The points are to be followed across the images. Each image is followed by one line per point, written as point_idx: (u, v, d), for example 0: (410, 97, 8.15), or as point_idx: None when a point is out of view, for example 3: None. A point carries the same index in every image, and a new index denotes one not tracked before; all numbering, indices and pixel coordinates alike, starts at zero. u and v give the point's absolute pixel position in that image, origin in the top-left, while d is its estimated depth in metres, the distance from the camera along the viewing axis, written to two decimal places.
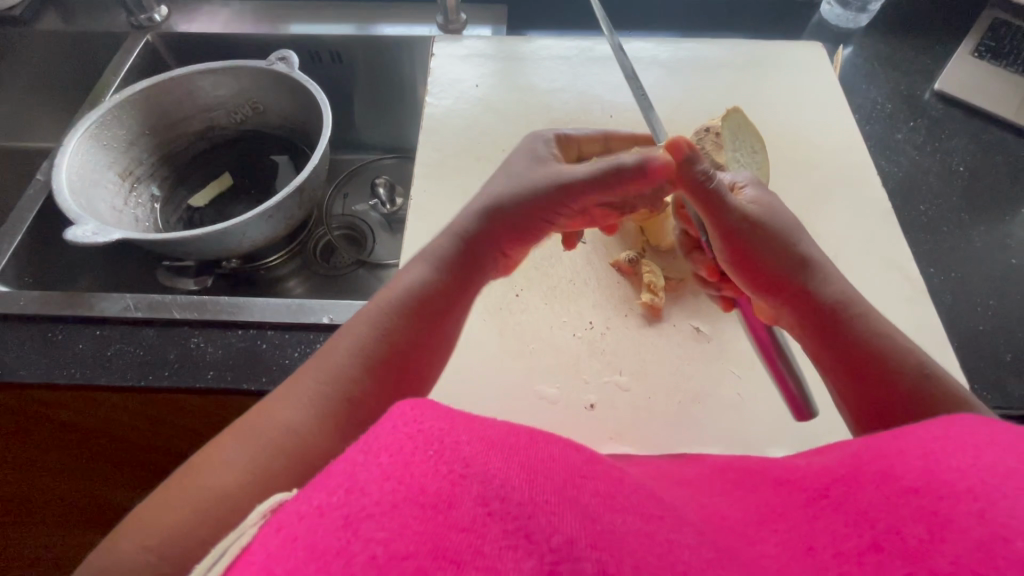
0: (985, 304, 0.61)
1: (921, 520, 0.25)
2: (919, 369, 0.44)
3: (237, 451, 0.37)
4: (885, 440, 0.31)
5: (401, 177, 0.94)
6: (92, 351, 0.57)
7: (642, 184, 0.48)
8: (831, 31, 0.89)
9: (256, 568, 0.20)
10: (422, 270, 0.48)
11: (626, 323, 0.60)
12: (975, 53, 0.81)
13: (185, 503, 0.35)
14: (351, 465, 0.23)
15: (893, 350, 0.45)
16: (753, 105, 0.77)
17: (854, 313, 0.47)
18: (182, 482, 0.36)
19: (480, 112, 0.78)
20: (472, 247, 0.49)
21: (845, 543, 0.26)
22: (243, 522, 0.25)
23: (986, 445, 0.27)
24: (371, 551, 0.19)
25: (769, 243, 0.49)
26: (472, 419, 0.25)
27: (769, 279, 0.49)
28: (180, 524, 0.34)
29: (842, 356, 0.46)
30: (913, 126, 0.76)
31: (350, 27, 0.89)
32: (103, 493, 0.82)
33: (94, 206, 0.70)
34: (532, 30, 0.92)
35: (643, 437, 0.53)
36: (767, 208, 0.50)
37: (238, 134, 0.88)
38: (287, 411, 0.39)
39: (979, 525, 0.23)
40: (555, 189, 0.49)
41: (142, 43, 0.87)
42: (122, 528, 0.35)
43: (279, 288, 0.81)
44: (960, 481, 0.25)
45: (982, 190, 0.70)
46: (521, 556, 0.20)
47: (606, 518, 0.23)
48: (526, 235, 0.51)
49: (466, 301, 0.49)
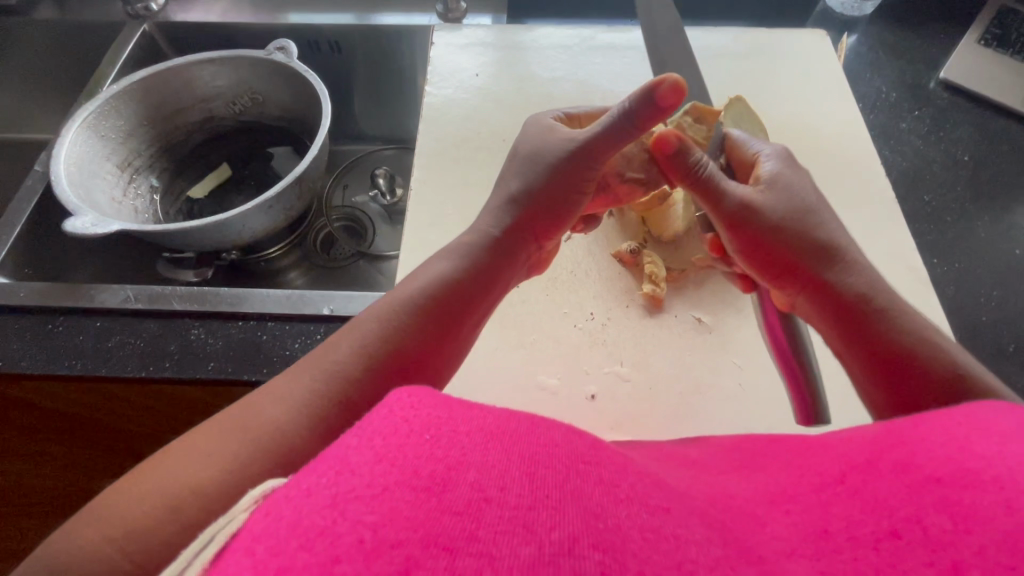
0: (988, 295, 0.61)
1: (944, 511, 0.25)
2: (951, 371, 0.41)
3: (219, 443, 0.36)
4: (902, 428, 0.31)
5: (400, 167, 0.94)
6: (92, 341, 0.57)
7: (667, 109, 0.46)
8: (836, 19, 0.88)
9: (241, 551, 0.20)
10: (445, 262, 0.48)
11: (627, 315, 0.60)
12: (981, 41, 0.80)
13: (158, 494, 0.34)
14: (345, 449, 0.23)
15: (922, 348, 0.42)
16: (757, 93, 0.76)
17: (881, 303, 0.45)
18: (157, 469, 0.35)
19: (481, 102, 0.77)
20: (510, 239, 0.52)
21: (861, 529, 0.26)
22: (236, 506, 0.24)
23: (1014, 434, 0.27)
24: (359, 535, 0.19)
25: (779, 230, 0.48)
26: (469, 408, 0.26)
27: (778, 265, 0.49)
28: (150, 514, 0.33)
29: (859, 348, 0.45)
30: (917, 115, 0.76)
31: (350, 16, 0.88)
32: (106, 482, 0.83)
33: (93, 197, 0.70)
34: (532, 18, 0.91)
35: (644, 427, 0.53)
36: (781, 192, 0.50)
37: (236, 126, 0.87)
38: (275, 404, 0.39)
39: (1005, 515, 0.23)
40: (576, 159, 0.50)
41: (139, 32, 0.86)
42: (83, 517, 0.33)
43: (280, 279, 0.81)
44: (984, 470, 0.25)
45: (987, 180, 0.70)
46: (518, 542, 0.20)
47: (610, 514, 0.23)
48: (552, 211, 0.52)
49: (497, 291, 0.51)
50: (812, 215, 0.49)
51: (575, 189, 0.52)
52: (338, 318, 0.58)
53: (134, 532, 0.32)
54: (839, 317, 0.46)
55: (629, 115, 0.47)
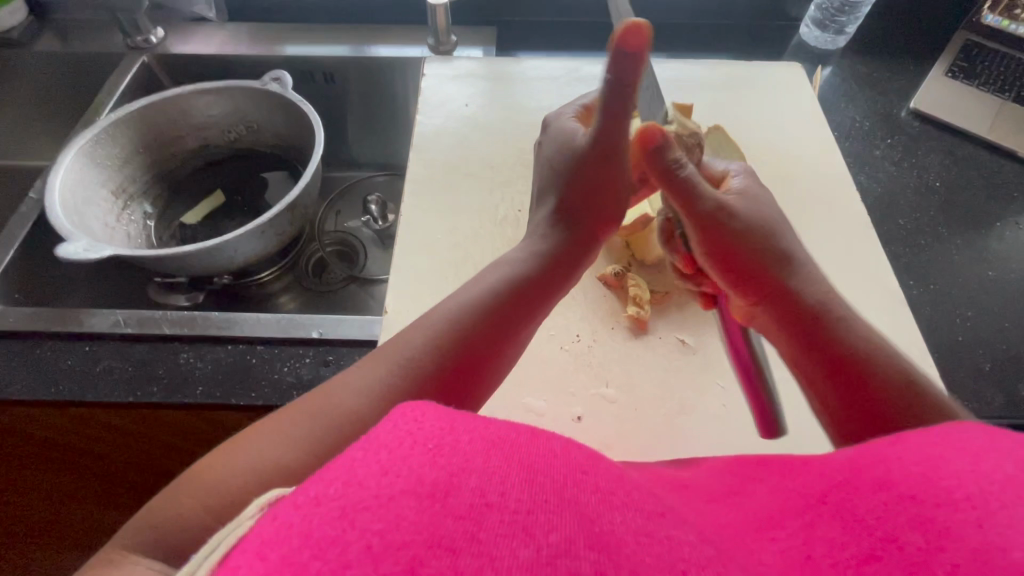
0: (963, 315, 0.63)
1: (919, 530, 0.25)
2: (912, 374, 0.43)
3: (302, 429, 0.38)
4: (880, 447, 0.32)
5: (392, 193, 0.95)
6: (81, 365, 0.57)
7: (647, 57, 0.43)
8: (811, 52, 0.92)
9: (250, 553, 0.20)
10: (512, 259, 0.51)
11: (613, 335, 0.61)
12: (948, 73, 0.84)
13: (248, 470, 0.35)
14: (351, 461, 0.23)
15: (880, 354, 0.44)
16: (736, 122, 0.79)
17: (837, 310, 0.47)
18: (246, 445, 0.37)
19: (470, 130, 0.79)
20: (565, 244, 0.53)
21: (842, 552, 0.26)
22: (243, 514, 0.24)
23: (988, 453, 0.28)
24: (366, 541, 0.20)
25: (744, 233, 0.51)
26: (473, 419, 0.26)
27: (743, 266, 0.51)
28: (241, 488, 0.34)
29: (822, 353, 0.46)
30: (890, 143, 0.79)
31: (344, 48, 0.91)
32: (88, 512, 0.81)
33: (86, 223, 0.70)
34: (520, 51, 0.94)
35: (632, 449, 0.54)
36: (748, 205, 0.52)
37: (232, 153, 0.89)
38: (353, 394, 0.39)
39: (977, 533, 0.24)
40: (607, 159, 0.51)
41: (138, 64, 0.88)
42: (181, 483, 0.35)
43: (270, 303, 0.82)
44: (957, 490, 0.26)
45: (959, 204, 0.72)
46: (518, 544, 0.21)
47: (604, 518, 0.23)
48: (599, 212, 0.54)
49: (540, 306, 0.50)
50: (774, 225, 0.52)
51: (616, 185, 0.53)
52: (327, 341, 0.59)
53: (222, 503, 0.34)
54: (802, 317, 0.48)
55: (618, 87, 0.45)
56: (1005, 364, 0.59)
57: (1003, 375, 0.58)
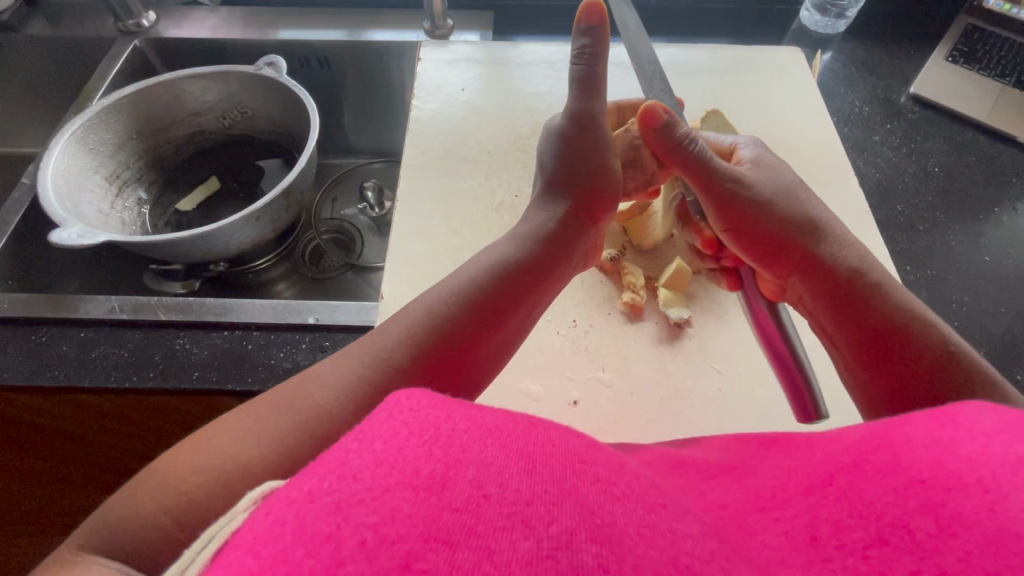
0: (959, 300, 0.63)
1: (929, 513, 0.24)
2: (943, 342, 0.42)
3: (267, 424, 0.37)
4: (888, 428, 0.31)
5: (389, 179, 0.95)
6: (76, 352, 0.57)
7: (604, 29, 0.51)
8: (811, 36, 0.91)
9: (241, 551, 0.19)
10: (512, 241, 0.51)
11: (610, 321, 0.61)
12: (948, 58, 0.84)
13: (210, 468, 0.35)
14: (345, 453, 0.22)
15: (914, 320, 0.43)
16: (736, 107, 0.79)
17: (874, 276, 0.47)
18: (212, 441, 0.36)
19: (467, 115, 0.78)
20: (553, 234, 0.52)
21: (850, 535, 0.25)
22: (235, 507, 0.23)
23: (998, 433, 0.26)
24: (361, 536, 0.19)
25: (762, 211, 0.51)
26: (469, 408, 0.26)
27: (762, 241, 0.52)
28: (204, 488, 0.34)
29: (860, 330, 0.46)
30: (890, 128, 0.78)
31: (340, 32, 0.90)
32: (92, 499, 0.82)
33: (79, 208, 0.70)
34: (517, 36, 0.93)
35: (628, 433, 0.54)
36: (766, 176, 0.54)
37: (226, 139, 0.88)
38: (323, 388, 0.39)
39: (989, 518, 0.23)
40: (585, 127, 0.54)
41: (129, 48, 0.87)
42: (140, 482, 0.35)
43: (267, 290, 0.82)
44: (967, 473, 0.25)
45: (957, 190, 0.72)
46: (517, 537, 0.20)
47: (605, 510, 0.23)
48: (585, 187, 0.55)
49: (535, 296, 0.50)
50: (792, 198, 0.53)
51: (597, 156, 0.55)
52: (323, 328, 0.58)
53: (187, 501, 0.34)
54: (838, 287, 0.48)
55: (584, 60, 0.52)
56: (1001, 349, 0.59)
57: (998, 360, 0.58)
